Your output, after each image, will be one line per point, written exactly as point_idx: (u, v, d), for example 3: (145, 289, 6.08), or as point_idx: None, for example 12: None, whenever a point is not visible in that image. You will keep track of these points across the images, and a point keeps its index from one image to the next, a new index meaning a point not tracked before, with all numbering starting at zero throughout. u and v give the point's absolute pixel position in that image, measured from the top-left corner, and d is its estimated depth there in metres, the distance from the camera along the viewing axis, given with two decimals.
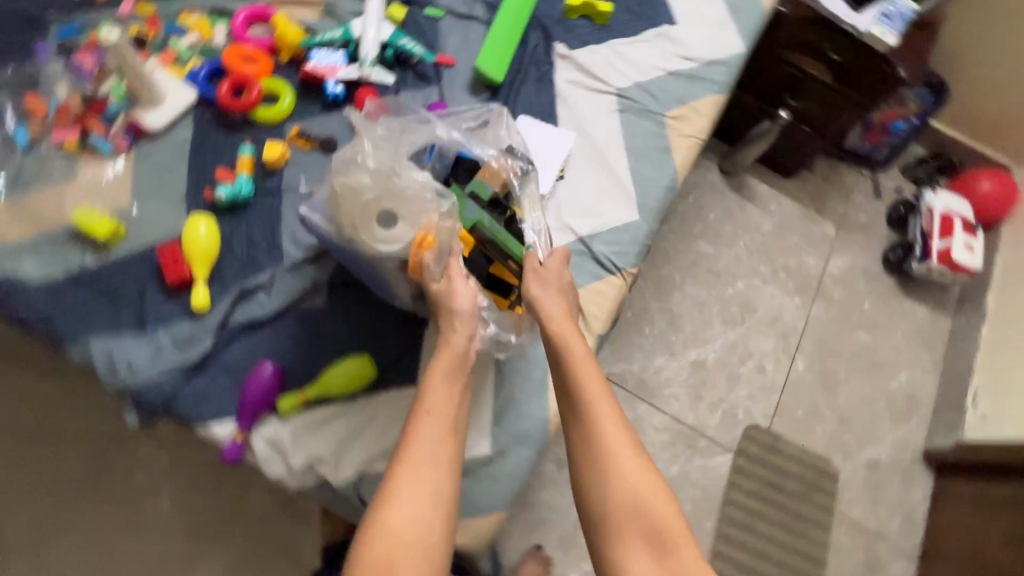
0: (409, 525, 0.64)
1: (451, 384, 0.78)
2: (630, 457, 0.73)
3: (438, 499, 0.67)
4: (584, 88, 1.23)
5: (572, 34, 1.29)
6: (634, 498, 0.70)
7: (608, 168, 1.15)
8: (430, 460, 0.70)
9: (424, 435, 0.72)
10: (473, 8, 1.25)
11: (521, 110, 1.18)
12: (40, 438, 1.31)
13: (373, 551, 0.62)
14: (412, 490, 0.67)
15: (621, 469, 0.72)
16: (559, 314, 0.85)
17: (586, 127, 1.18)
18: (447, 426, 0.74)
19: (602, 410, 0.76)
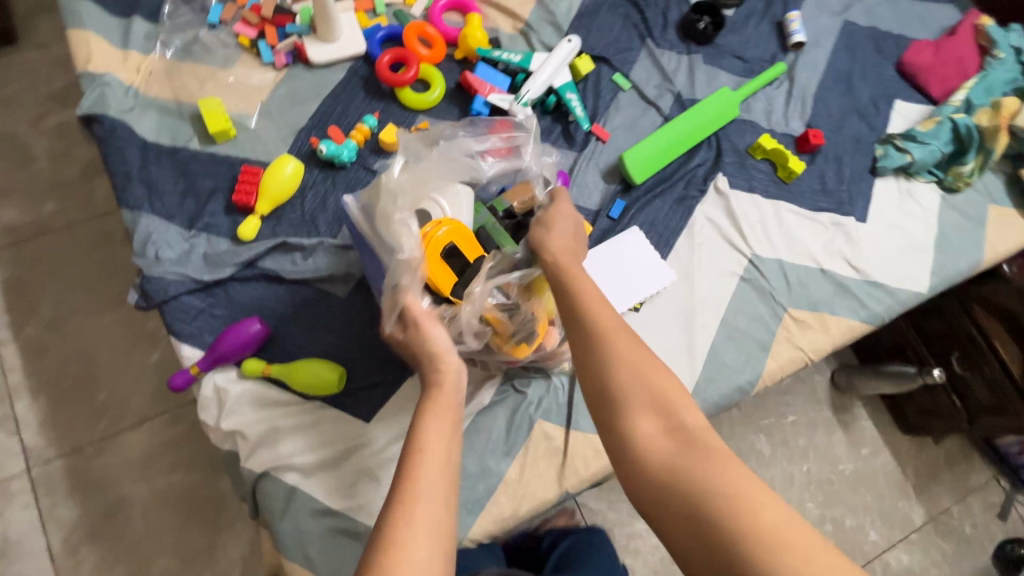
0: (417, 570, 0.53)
1: (448, 422, 0.65)
2: (637, 352, 0.63)
3: (441, 539, 0.56)
4: (718, 236, 1.09)
5: (743, 173, 1.15)
6: (637, 376, 0.61)
7: (689, 328, 1.01)
8: (429, 483, 0.58)
9: (425, 468, 0.59)
10: (658, 99, 1.18)
11: (640, 221, 1.08)
12: (110, 244, 1.43)
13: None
14: (414, 534, 0.55)
15: (625, 371, 0.62)
16: (557, 241, 0.77)
17: (694, 277, 1.05)
18: (447, 448, 0.62)
19: (600, 311, 0.67)
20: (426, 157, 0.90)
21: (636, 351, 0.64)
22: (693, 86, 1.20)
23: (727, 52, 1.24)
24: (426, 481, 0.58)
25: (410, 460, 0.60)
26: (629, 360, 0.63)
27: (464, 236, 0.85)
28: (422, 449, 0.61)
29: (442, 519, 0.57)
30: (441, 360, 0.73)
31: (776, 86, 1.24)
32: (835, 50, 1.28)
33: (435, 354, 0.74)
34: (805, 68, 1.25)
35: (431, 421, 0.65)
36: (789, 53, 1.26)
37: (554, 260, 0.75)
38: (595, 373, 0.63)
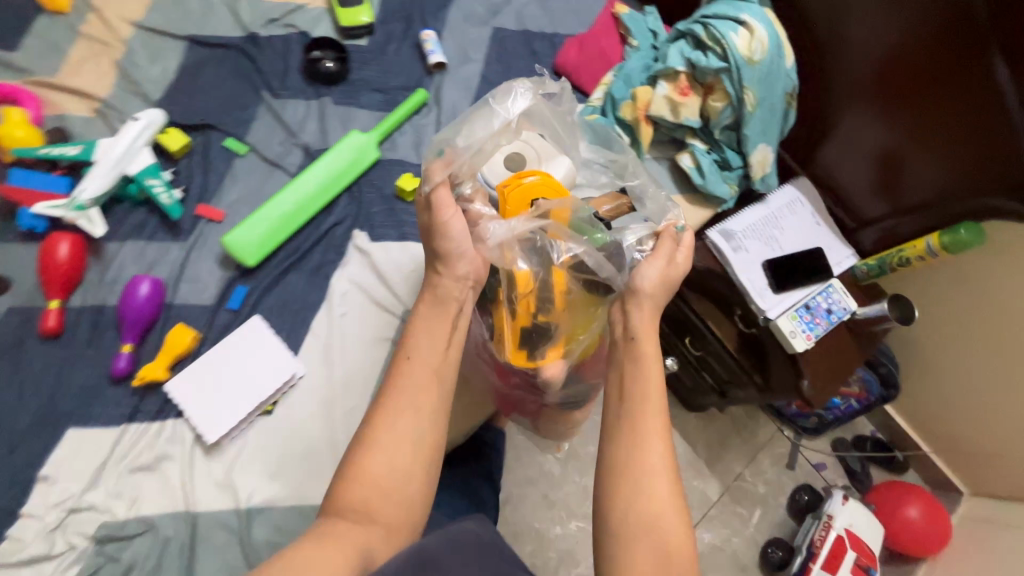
0: (383, 475, 0.61)
1: (440, 344, 0.69)
2: (656, 481, 0.63)
3: (420, 456, 0.63)
4: (367, 302, 0.99)
5: (392, 220, 1.06)
6: (654, 526, 0.61)
7: (332, 418, 0.90)
8: (411, 395, 0.64)
9: (399, 391, 0.65)
10: (286, 157, 1.06)
11: (272, 305, 0.96)
12: None
13: (357, 498, 0.60)
14: (384, 442, 0.62)
15: (643, 482, 0.63)
16: (644, 320, 0.73)
17: (337, 356, 0.95)
18: (428, 383, 0.66)
19: (648, 420, 0.66)
20: (530, 111, 0.85)
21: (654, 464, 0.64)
22: (325, 135, 1.09)
23: (364, 88, 1.14)
24: (405, 408, 0.64)
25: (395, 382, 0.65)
26: (649, 481, 0.63)
27: (558, 193, 0.78)
28: (412, 357, 0.67)
29: (422, 434, 0.63)
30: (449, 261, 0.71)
31: (423, 114, 1.15)
32: (488, 62, 1.21)
33: (449, 258, 0.70)
34: (453, 89, 1.17)
35: (419, 346, 0.68)
36: (434, 75, 1.17)
37: (631, 338, 0.72)
38: (621, 473, 0.64)
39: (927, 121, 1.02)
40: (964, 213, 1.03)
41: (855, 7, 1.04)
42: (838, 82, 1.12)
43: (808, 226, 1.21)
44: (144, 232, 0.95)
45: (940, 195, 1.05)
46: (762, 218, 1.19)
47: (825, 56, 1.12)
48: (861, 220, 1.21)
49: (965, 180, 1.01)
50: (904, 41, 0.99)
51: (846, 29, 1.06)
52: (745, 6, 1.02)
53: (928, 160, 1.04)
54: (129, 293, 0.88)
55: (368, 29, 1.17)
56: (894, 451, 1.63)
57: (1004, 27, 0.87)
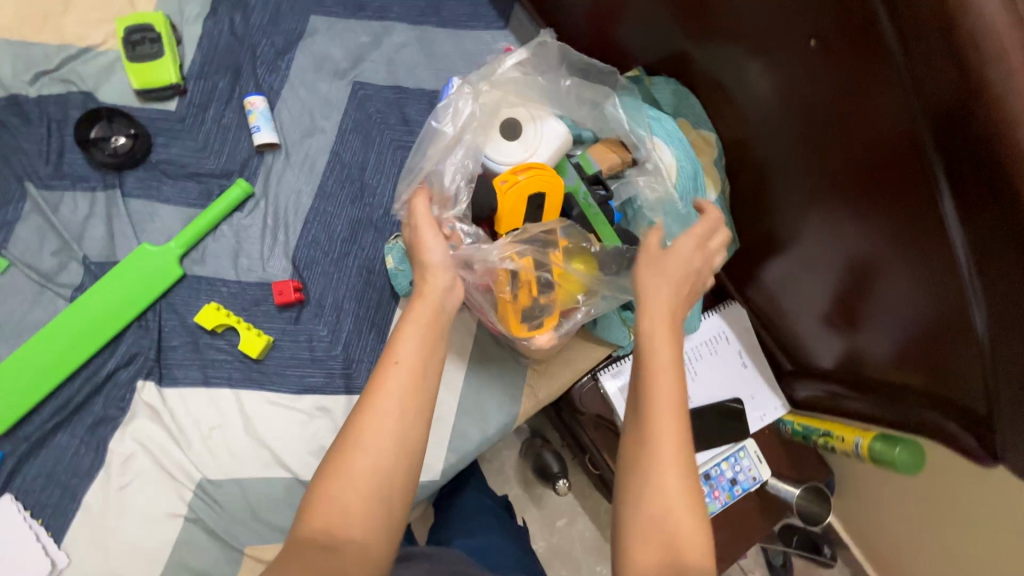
0: (354, 486, 0.50)
1: (429, 335, 0.58)
2: (675, 504, 0.51)
3: (390, 478, 0.51)
4: (158, 467, 0.83)
5: (196, 356, 0.86)
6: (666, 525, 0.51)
7: None
8: (381, 412, 0.52)
9: (381, 399, 0.53)
10: (61, 272, 0.84)
11: (33, 476, 0.80)
12: None
13: (328, 527, 0.49)
14: (348, 471, 0.50)
15: (657, 505, 0.51)
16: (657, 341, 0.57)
17: (113, 539, 0.80)
18: (408, 396, 0.54)
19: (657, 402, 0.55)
20: (515, 83, 0.76)
21: (671, 481, 0.52)
22: (113, 241, 0.86)
23: (170, 173, 0.89)
24: (379, 435, 0.52)
25: (372, 398, 0.53)
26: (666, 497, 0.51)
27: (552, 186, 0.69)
28: (400, 362, 0.55)
29: (388, 467, 0.51)
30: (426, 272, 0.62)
31: (248, 210, 0.90)
32: (341, 131, 0.94)
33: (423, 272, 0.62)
34: (290, 174, 0.91)
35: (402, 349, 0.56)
36: (264, 156, 0.91)
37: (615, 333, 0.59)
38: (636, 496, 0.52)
39: (886, 249, 0.69)
40: (943, 375, 0.69)
41: (772, 116, 0.75)
42: (787, 187, 0.79)
43: (731, 368, 0.99)
44: None
45: (908, 348, 0.73)
46: None
47: (748, 172, 0.84)
48: (801, 363, 0.96)
49: (932, 338, 0.68)
50: (837, 156, 0.69)
51: (766, 142, 0.78)
52: (649, 118, 0.77)
53: (889, 301, 0.72)
54: None
55: (176, 90, 0.90)
56: (829, 549, 1.09)
57: (935, 123, 0.52)
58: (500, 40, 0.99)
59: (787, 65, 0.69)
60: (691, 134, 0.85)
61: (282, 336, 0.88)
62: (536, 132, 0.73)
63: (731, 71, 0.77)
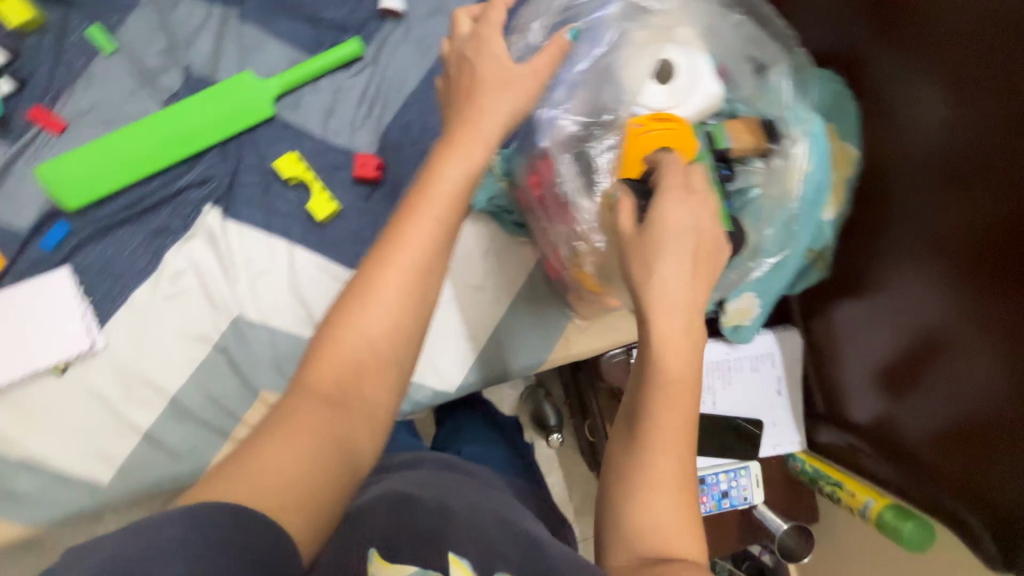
0: (364, 343, 0.50)
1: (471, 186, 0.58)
2: (669, 488, 0.53)
3: (401, 333, 0.52)
4: (202, 291, 0.86)
5: (264, 199, 0.86)
6: (648, 517, 0.52)
7: (122, 404, 0.84)
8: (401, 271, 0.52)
9: (395, 260, 0.53)
10: (162, 74, 0.84)
11: (92, 259, 0.83)
12: None
13: (332, 378, 0.50)
14: (358, 327, 0.51)
15: (654, 485, 0.53)
16: (682, 296, 0.55)
17: (148, 340, 0.85)
18: (420, 259, 0.53)
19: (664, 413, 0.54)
20: (701, 24, 0.72)
21: (674, 462, 0.54)
22: (217, 60, 0.84)
23: (288, 9, 0.86)
24: (381, 307, 0.51)
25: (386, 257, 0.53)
26: (662, 478, 0.53)
27: (682, 144, 0.64)
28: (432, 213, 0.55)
29: (398, 326, 0.52)
30: (472, 127, 0.59)
31: (353, 72, 0.87)
32: None
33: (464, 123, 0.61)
34: (404, 49, 0.87)
35: (444, 184, 0.57)
36: (384, 22, 0.87)
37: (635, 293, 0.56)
38: (635, 476, 0.53)
39: (972, 322, 0.67)
40: (984, 466, 0.68)
41: (933, 154, 0.67)
42: (896, 232, 0.75)
43: (765, 390, 0.96)
44: None
45: (954, 431, 0.70)
46: (710, 362, 0.95)
47: (869, 205, 0.78)
48: (836, 412, 0.92)
49: (992, 426, 0.66)
50: (974, 219, 0.66)
51: (911, 178, 0.71)
52: (804, 114, 0.71)
53: (959, 381, 0.69)
54: None
55: None
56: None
57: None
58: None
59: (981, 102, 0.63)
60: (835, 142, 0.77)
61: (349, 208, 0.87)
62: (689, 82, 0.67)
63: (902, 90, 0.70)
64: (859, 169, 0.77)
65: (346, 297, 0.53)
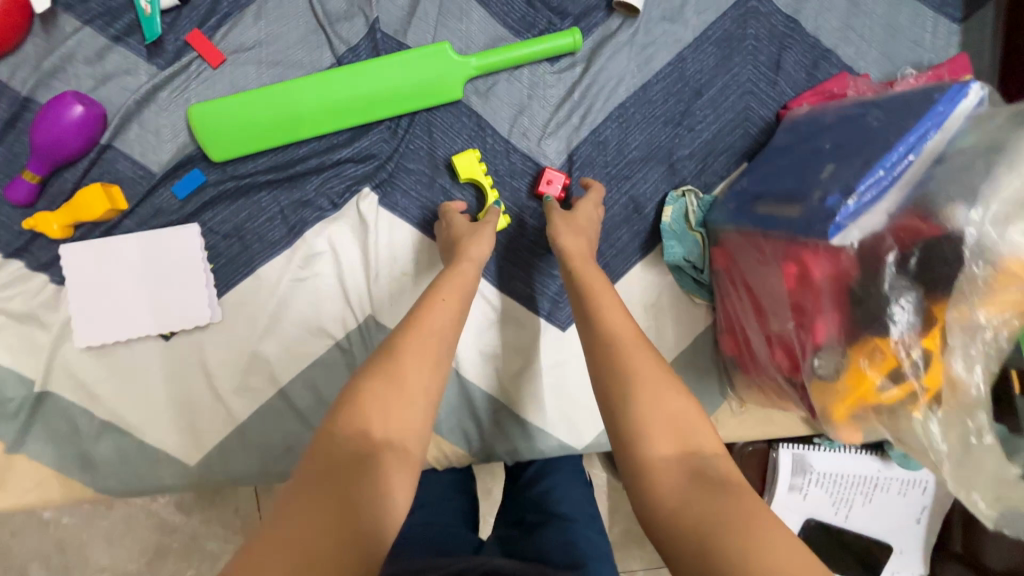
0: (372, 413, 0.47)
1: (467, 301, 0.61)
2: (668, 399, 0.50)
3: (409, 403, 0.48)
4: (336, 280, 0.75)
5: (426, 195, 0.74)
6: (675, 440, 0.48)
7: (223, 386, 0.75)
8: (418, 352, 0.52)
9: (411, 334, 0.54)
10: (344, 23, 0.70)
11: (223, 219, 0.72)
12: None
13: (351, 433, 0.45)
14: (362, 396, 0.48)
15: (647, 396, 0.50)
16: (577, 246, 0.67)
17: (265, 323, 0.74)
18: (429, 329, 0.55)
19: (635, 358, 0.53)
20: None
21: (672, 397, 0.50)
22: (410, 20, 0.71)
23: None
24: (408, 359, 0.51)
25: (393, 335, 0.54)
26: (647, 387, 0.51)
27: None
28: (444, 300, 0.58)
29: (411, 389, 0.49)
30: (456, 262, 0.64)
31: (559, 68, 0.74)
32: (704, 36, 0.75)
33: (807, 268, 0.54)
34: (624, 53, 0.74)
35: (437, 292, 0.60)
36: (611, 17, 0.73)
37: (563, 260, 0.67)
38: (621, 403, 0.51)
39: None
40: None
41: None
42: None
43: (903, 515, 0.87)
44: (113, 26, 0.68)
45: None
46: (857, 475, 0.85)
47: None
48: (971, 553, 0.85)
49: None
50: None
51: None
52: None
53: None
54: (55, 107, 0.65)
55: None
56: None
57: None
58: (942, 31, 0.75)
59: None
60: None
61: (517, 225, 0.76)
62: None
63: None
64: None
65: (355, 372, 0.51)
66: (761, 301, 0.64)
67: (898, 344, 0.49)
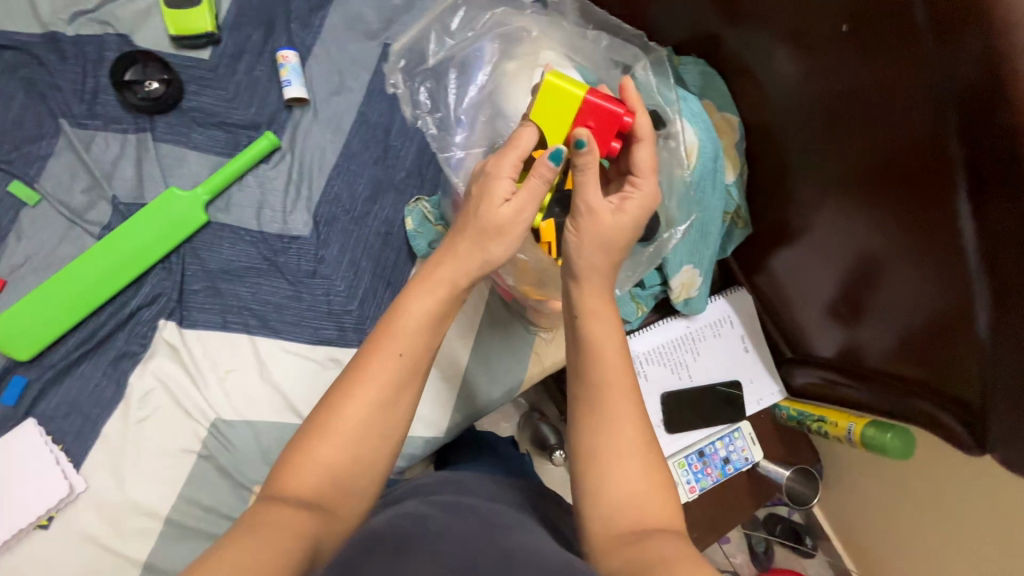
0: (333, 465, 0.53)
1: (436, 322, 0.61)
2: (631, 437, 0.58)
3: (361, 463, 0.54)
4: (176, 403, 0.86)
5: (215, 302, 0.88)
6: (626, 495, 0.55)
7: (115, 542, 0.81)
8: (388, 410, 0.56)
9: (362, 392, 0.55)
10: (90, 211, 0.86)
11: (56, 403, 0.83)
12: None
13: (299, 488, 0.52)
14: (319, 456, 0.53)
15: (621, 469, 0.56)
16: (599, 259, 0.63)
17: (128, 469, 0.83)
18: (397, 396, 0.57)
19: (622, 421, 0.58)
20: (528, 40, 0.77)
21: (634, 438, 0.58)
22: (141, 184, 0.88)
23: (198, 120, 0.91)
24: (364, 421, 0.55)
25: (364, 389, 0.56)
26: (621, 453, 0.57)
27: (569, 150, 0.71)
28: (400, 354, 0.58)
29: (363, 455, 0.55)
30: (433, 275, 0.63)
31: (273, 163, 0.92)
32: (369, 92, 0.95)
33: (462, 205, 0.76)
34: (316, 130, 0.93)
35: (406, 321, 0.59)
36: (293, 111, 0.93)
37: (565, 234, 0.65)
38: (594, 454, 0.57)
39: (891, 244, 0.70)
40: (943, 366, 0.71)
41: (805, 99, 0.74)
42: (805, 178, 0.79)
43: (732, 352, 1.01)
44: None
45: (904, 344, 0.75)
46: (676, 338, 0.99)
47: (762, 160, 0.86)
48: (801, 352, 0.97)
49: (933, 329, 0.69)
50: (858, 148, 0.69)
51: (790, 128, 0.79)
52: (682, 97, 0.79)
53: (895, 293, 0.73)
54: None
55: (211, 39, 0.91)
56: (809, 540, 1.21)
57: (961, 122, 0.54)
58: None
59: (816, 55, 0.69)
60: (714, 116, 0.87)
61: (298, 288, 0.90)
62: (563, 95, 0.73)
63: (759, 58, 0.78)
64: (745, 134, 0.86)
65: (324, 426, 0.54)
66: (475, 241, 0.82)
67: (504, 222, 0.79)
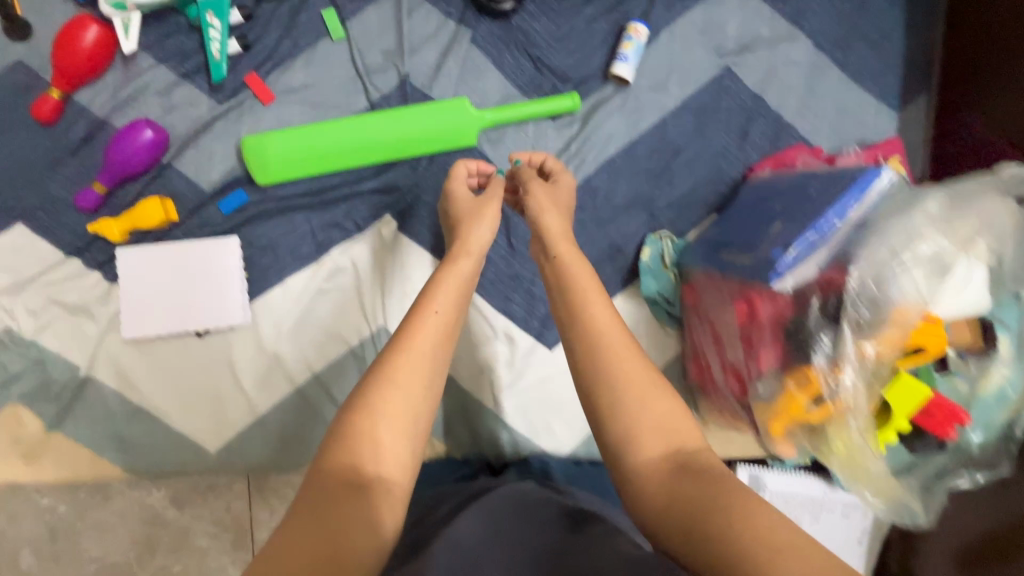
0: (383, 438, 0.49)
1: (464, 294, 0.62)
2: (649, 388, 0.54)
3: (410, 429, 0.51)
4: (356, 295, 0.85)
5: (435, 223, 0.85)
6: (652, 434, 0.52)
7: (250, 383, 0.84)
8: (407, 369, 0.52)
9: (396, 359, 0.53)
10: (379, 75, 0.82)
11: (259, 234, 0.82)
12: None
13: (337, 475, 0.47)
14: (358, 444, 0.48)
15: (640, 412, 0.52)
16: (556, 224, 0.69)
17: (289, 327, 0.84)
18: (438, 346, 0.56)
19: (625, 366, 0.54)
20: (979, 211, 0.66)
21: (654, 398, 0.53)
22: (436, 75, 0.83)
23: (518, 44, 0.84)
24: (409, 373, 0.52)
25: (405, 349, 0.54)
26: (632, 387, 0.53)
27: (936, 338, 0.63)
28: (436, 310, 0.58)
29: (404, 428, 0.50)
30: (465, 250, 0.67)
31: (560, 123, 0.86)
32: (683, 106, 0.87)
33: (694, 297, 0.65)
34: (616, 116, 0.86)
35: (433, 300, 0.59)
36: (606, 85, 0.86)
37: (535, 234, 0.70)
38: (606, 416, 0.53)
39: None
40: None
41: None
42: None
43: (846, 538, 0.93)
44: (182, 65, 0.79)
45: None
46: (804, 496, 0.92)
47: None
48: None
49: None
50: None
51: None
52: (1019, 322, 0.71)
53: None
54: (129, 132, 0.76)
55: None
56: None
57: None
58: (884, 116, 0.88)
59: None
60: None
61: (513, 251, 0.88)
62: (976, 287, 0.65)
63: None
64: None
65: (339, 417, 0.50)
66: (719, 334, 0.75)
67: (824, 373, 0.63)
